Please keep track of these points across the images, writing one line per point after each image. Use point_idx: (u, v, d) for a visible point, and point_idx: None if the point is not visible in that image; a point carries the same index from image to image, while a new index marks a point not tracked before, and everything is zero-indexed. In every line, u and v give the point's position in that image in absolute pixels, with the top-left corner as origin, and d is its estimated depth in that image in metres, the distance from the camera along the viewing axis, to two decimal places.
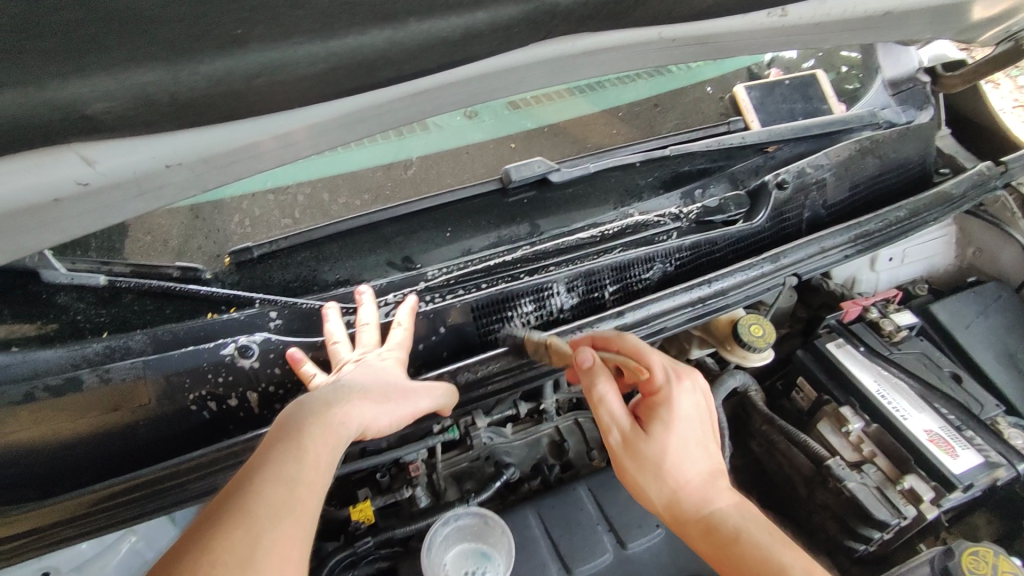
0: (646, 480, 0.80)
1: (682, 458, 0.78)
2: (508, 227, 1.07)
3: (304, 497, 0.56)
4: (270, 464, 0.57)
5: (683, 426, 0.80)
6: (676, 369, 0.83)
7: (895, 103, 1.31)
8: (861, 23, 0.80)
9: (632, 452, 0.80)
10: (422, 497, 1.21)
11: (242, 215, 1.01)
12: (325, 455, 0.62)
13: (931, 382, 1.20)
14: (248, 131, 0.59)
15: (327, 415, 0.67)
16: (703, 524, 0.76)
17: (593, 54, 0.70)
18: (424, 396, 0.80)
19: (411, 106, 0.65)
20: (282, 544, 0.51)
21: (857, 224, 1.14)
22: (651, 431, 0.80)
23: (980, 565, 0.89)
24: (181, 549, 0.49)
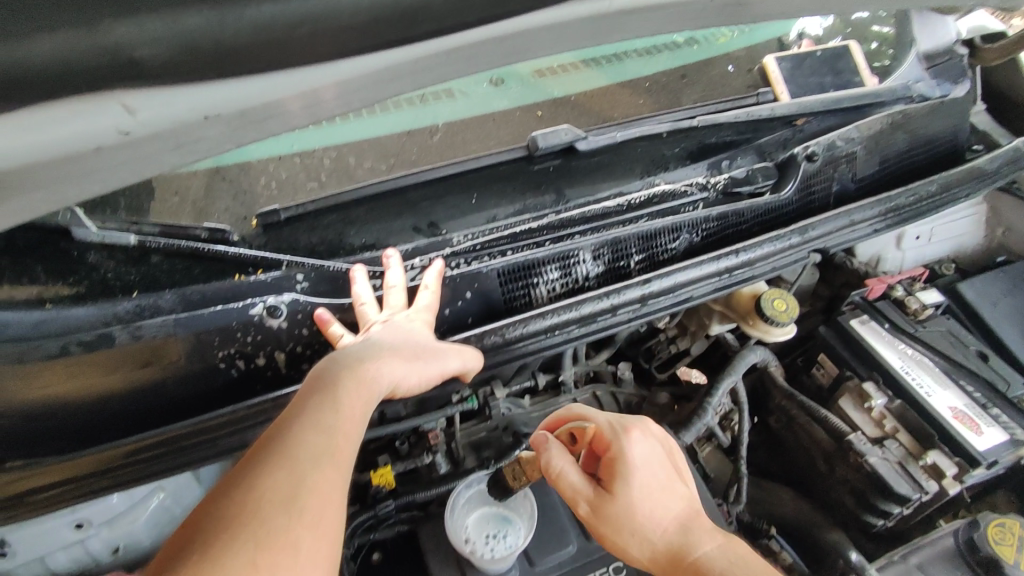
0: (626, 542, 0.85)
1: (652, 509, 0.84)
2: (533, 196, 1.06)
3: (341, 444, 0.59)
4: (307, 413, 0.60)
5: (645, 476, 0.86)
6: (621, 423, 0.89)
7: (930, 77, 1.28)
8: None
9: (606, 515, 0.85)
10: (442, 464, 1.23)
11: (269, 177, 1.02)
12: (359, 406, 0.64)
13: (956, 360, 1.20)
14: (283, 85, 0.59)
15: (360, 369, 0.69)
16: (691, 571, 0.81)
17: (632, 14, 0.68)
18: (452, 356, 0.80)
19: (446, 64, 0.65)
20: (323, 485, 0.53)
21: (887, 198, 1.12)
22: (616, 491, 0.85)
23: (1005, 536, 0.90)
24: (227, 488, 0.52)
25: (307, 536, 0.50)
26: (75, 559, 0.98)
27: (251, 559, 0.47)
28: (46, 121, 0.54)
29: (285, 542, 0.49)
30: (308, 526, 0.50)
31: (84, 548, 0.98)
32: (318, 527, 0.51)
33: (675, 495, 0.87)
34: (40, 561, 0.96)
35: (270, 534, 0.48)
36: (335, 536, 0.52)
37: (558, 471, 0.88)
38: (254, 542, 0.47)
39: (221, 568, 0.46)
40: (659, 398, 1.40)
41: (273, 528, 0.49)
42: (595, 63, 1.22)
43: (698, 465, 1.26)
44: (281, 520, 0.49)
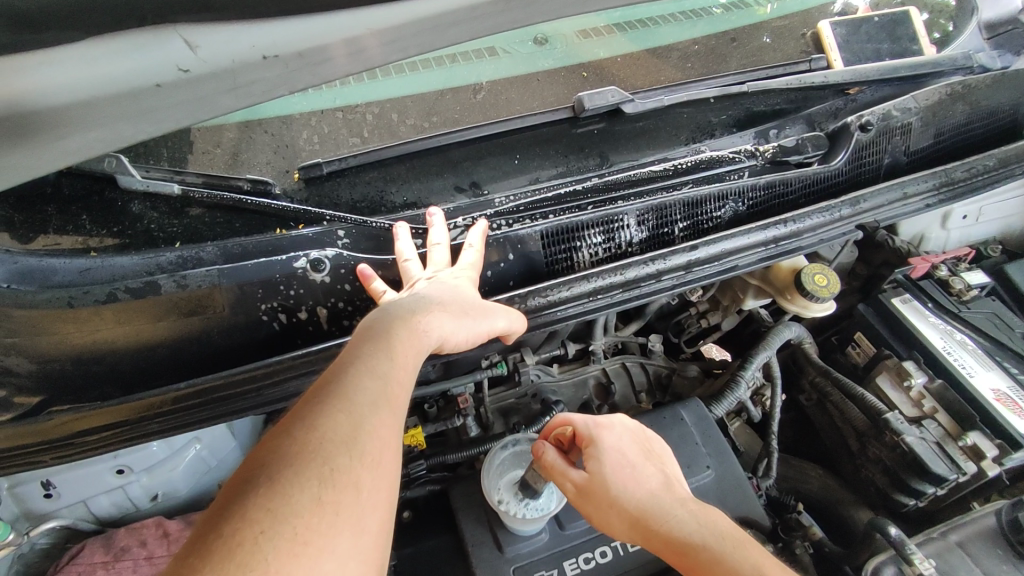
0: (608, 517, 0.81)
1: (623, 482, 0.81)
2: (576, 159, 1.04)
3: (395, 393, 0.59)
4: (361, 361, 0.60)
5: (618, 456, 0.84)
6: (594, 415, 0.88)
7: (991, 47, 1.23)
8: None
9: (588, 493, 0.83)
10: (472, 427, 1.23)
11: (310, 131, 1.00)
12: (410, 359, 0.65)
13: (1001, 342, 1.17)
14: (342, 25, 0.59)
15: (412, 321, 0.69)
16: (668, 542, 0.76)
17: None
18: (500, 316, 0.80)
19: (506, 11, 0.65)
20: (381, 430, 0.54)
21: (941, 172, 1.08)
22: (591, 472, 0.83)
23: None
24: (288, 426, 0.51)
25: (368, 477, 0.50)
26: (115, 505, 1.00)
27: (317, 495, 0.46)
28: (109, 52, 0.53)
29: (349, 481, 0.49)
30: (368, 468, 0.50)
31: (125, 495, 0.99)
32: (378, 470, 0.51)
33: (650, 470, 0.83)
34: (83, 505, 0.98)
35: (335, 472, 0.48)
36: (391, 480, 0.53)
37: (541, 463, 0.87)
38: (320, 478, 0.47)
39: (290, 500, 0.45)
40: (688, 370, 1.40)
41: (337, 466, 0.49)
42: (623, 27, 1.16)
43: (728, 438, 1.24)
44: (343, 459, 0.49)
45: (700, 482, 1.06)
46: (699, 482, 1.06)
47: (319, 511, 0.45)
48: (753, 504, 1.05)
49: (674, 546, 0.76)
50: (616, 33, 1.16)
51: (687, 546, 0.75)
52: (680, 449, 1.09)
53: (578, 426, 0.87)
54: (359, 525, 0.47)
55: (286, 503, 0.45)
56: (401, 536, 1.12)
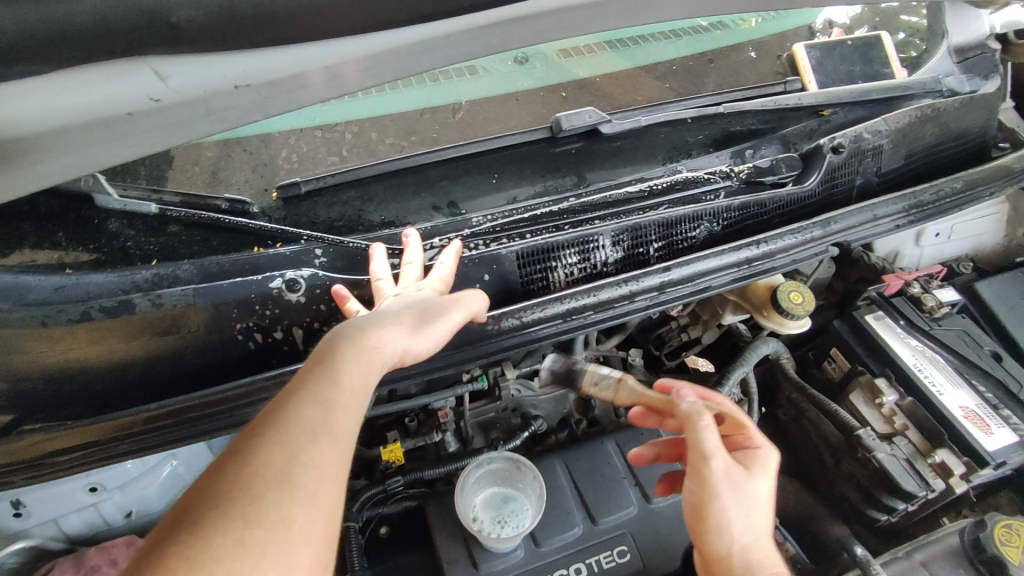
0: (737, 518, 0.75)
1: (764, 508, 0.77)
2: (553, 178, 1.06)
3: (343, 414, 0.57)
4: (304, 382, 0.57)
5: (771, 491, 0.81)
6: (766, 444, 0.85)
7: (959, 71, 1.26)
8: None
9: (739, 484, 0.76)
10: (451, 442, 1.24)
11: (289, 150, 1.01)
12: (362, 373, 0.62)
13: (970, 360, 1.18)
14: (312, 57, 0.59)
15: (361, 339, 0.64)
16: None
17: None
18: (455, 311, 0.79)
19: (477, 40, 0.65)
20: (320, 459, 0.52)
21: (911, 194, 1.11)
22: (758, 481, 0.78)
23: (1012, 538, 0.89)
24: (221, 462, 0.50)
25: (302, 512, 0.49)
26: (88, 522, 1.00)
27: (241, 537, 0.45)
28: (79, 82, 0.54)
29: (279, 519, 0.47)
30: (302, 502, 0.49)
31: (97, 512, 0.99)
32: (315, 503, 0.50)
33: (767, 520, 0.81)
34: (54, 523, 0.98)
35: (262, 511, 0.47)
36: (332, 510, 0.51)
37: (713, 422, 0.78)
38: (245, 519, 0.46)
39: (209, 547, 0.44)
40: (669, 385, 1.41)
41: (265, 504, 0.47)
42: (614, 45, 1.18)
43: None
44: (273, 496, 0.48)
45: (674, 499, 1.06)
46: (674, 499, 1.06)
47: (241, 556, 0.44)
48: None
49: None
50: (597, 53, 1.17)
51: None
52: (657, 466, 1.10)
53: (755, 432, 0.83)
54: (289, 566, 0.46)
55: (204, 552, 0.44)
56: (376, 552, 1.12)
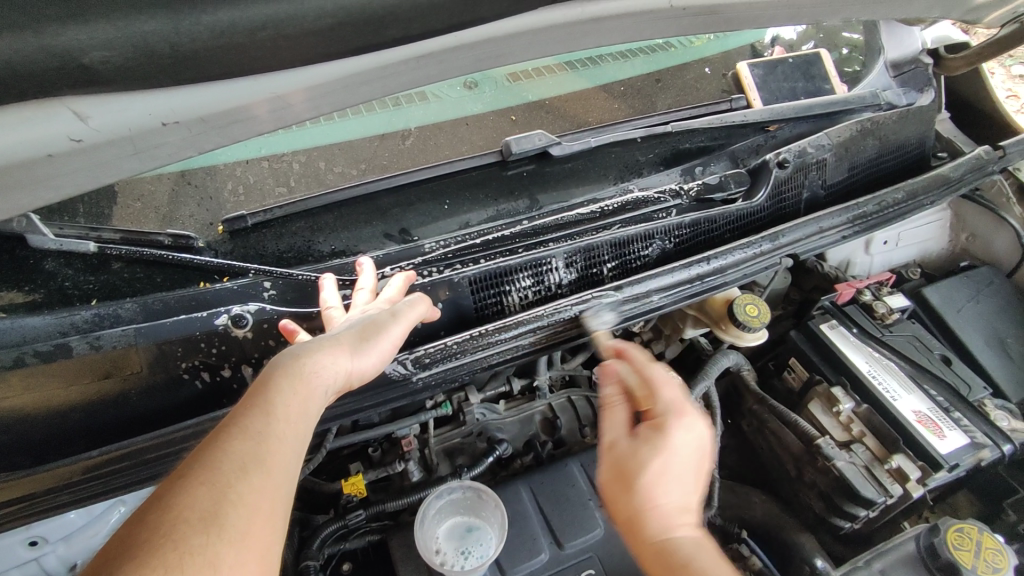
0: (616, 493, 0.74)
1: (655, 480, 0.71)
2: (506, 202, 1.06)
3: (274, 450, 0.57)
4: (234, 422, 0.57)
5: (675, 457, 0.73)
6: (682, 404, 0.77)
7: (897, 85, 1.32)
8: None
9: (618, 455, 0.76)
10: (415, 471, 1.20)
11: (236, 182, 0.99)
12: (296, 404, 0.62)
13: (920, 363, 1.19)
14: (244, 92, 0.59)
15: (298, 365, 0.65)
16: (658, 547, 0.68)
17: (602, 21, 0.70)
18: (394, 323, 0.77)
19: (414, 70, 0.65)
20: (248, 497, 0.52)
21: (855, 205, 1.14)
22: (639, 451, 0.74)
23: (963, 541, 0.90)
24: (144, 510, 0.49)
25: (230, 553, 0.48)
26: None
27: None
28: None
29: (205, 563, 0.46)
30: (230, 543, 0.48)
31: (40, 566, 0.94)
32: (245, 544, 0.50)
33: (695, 491, 0.73)
34: None
35: (187, 556, 0.46)
36: (263, 551, 0.51)
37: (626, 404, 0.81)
38: (170, 565, 0.45)
39: None
40: None
41: (190, 548, 0.46)
42: (574, 66, 1.20)
43: None
44: (198, 539, 0.47)
45: None
46: None
47: None
48: None
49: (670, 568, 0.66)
50: (546, 75, 1.17)
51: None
52: None
53: (655, 409, 0.77)
54: None
55: None
56: None
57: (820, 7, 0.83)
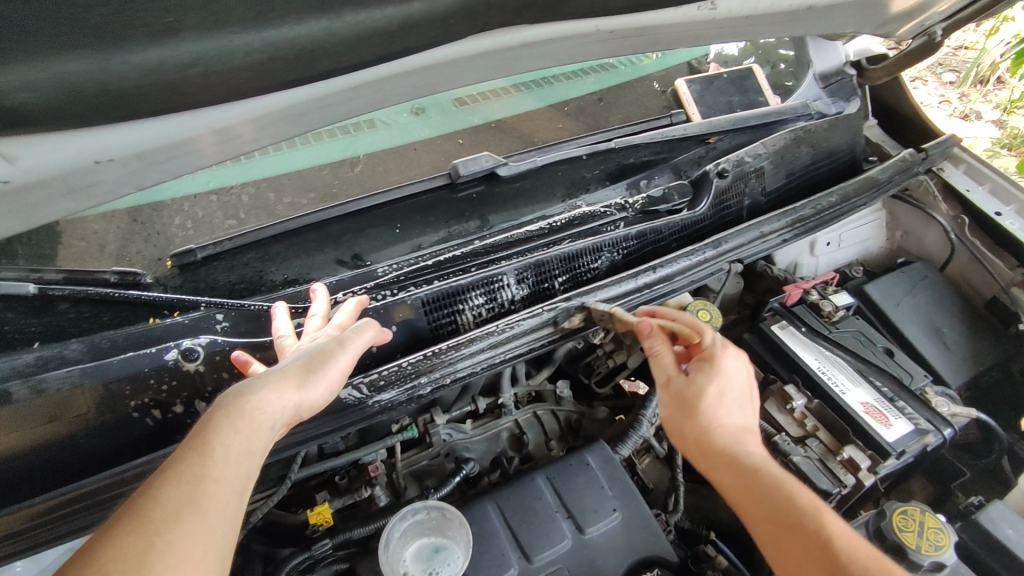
0: (681, 418, 0.86)
1: (717, 403, 0.85)
2: (457, 223, 1.07)
3: (210, 492, 0.59)
4: (171, 467, 0.60)
5: (727, 382, 0.87)
6: (725, 340, 0.91)
7: (826, 95, 1.39)
8: (786, 18, 0.91)
9: (676, 388, 0.88)
10: (382, 497, 1.19)
11: (184, 217, 0.99)
12: (238, 443, 0.64)
13: (865, 357, 1.23)
14: (179, 127, 0.60)
15: (240, 404, 0.67)
16: (731, 457, 0.80)
17: (532, 46, 0.74)
18: (341, 353, 0.78)
19: (352, 99, 0.68)
20: (178, 545, 0.55)
21: (791, 210, 1.20)
22: (695, 381, 0.87)
23: (908, 523, 0.94)
24: (79, 559, 0.52)
25: None
26: None
27: None
28: None
29: None
30: None
31: None
32: None
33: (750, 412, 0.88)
34: None
35: None
36: None
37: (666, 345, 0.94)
38: None
39: None
40: (598, 412, 1.43)
41: None
42: (527, 87, 1.23)
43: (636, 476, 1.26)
44: None
45: (607, 526, 1.07)
46: (606, 526, 1.07)
47: None
48: (660, 540, 1.07)
49: (739, 472, 0.79)
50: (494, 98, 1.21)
51: (781, 495, 0.75)
52: (587, 494, 1.11)
53: (703, 341, 0.91)
54: None
55: None
56: None
57: (739, 26, 0.89)
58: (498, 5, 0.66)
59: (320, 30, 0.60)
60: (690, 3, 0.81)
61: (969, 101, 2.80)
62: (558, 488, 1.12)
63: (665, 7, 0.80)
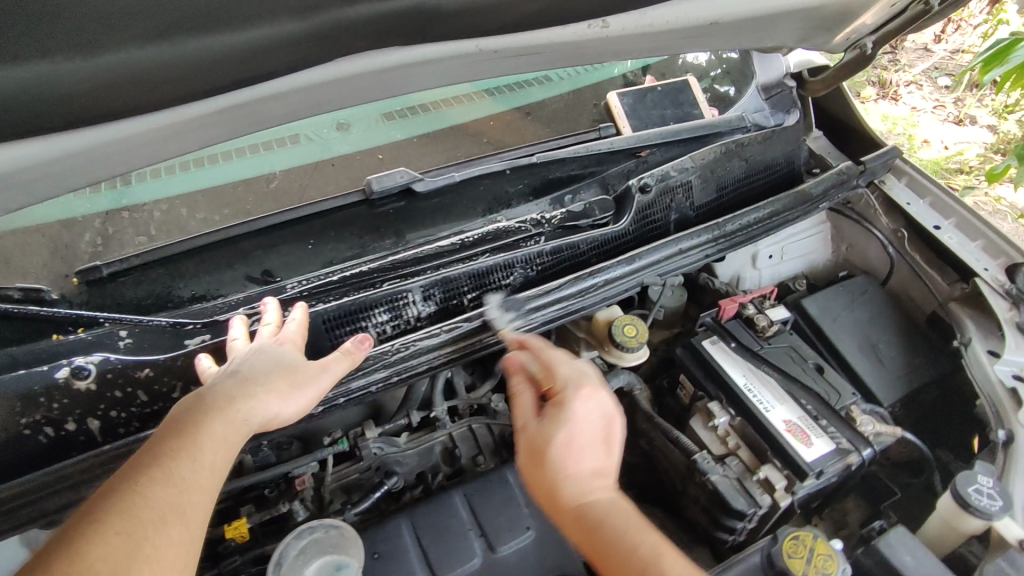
0: (530, 469, 0.84)
1: (567, 451, 0.82)
2: (372, 239, 1.07)
3: (192, 497, 0.69)
4: (163, 467, 0.69)
5: (580, 426, 0.84)
6: (579, 379, 0.89)
7: (767, 107, 1.37)
8: (690, 31, 0.89)
9: (531, 438, 0.86)
10: (301, 511, 1.21)
11: (94, 233, 0.99)
12: (217, 455, 0.75)
13: (792, 374, 1.23)
14: (27, 154, 0.62)
15: (230, 408, 0.79)
16: (576, 511, 0.79)
17: (411, 67, 0.73)
18: (323, 374, 0.88)
19: (217, 123, 0.69)
20: (163, 548, 0.63)
21: (717, 224, 1.19)
22: (545, 428, 0.85)
23: (798, 549, 0.92)
24: (71, 534, 0.60)
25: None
26: None
27: None
28: None
29: None
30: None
31: None
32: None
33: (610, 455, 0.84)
34: None
35: None
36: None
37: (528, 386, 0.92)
38: None
39: None
40: None
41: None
42: (492, 92, 1.24)
43: None
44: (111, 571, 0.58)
45: (519, 544, 1.09)
46: (519, 544, 1.09)
47: None
48: (570, 558, 1.10)
49: (582, 523, 0.78)
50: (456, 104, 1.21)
51: (623, 544, 0.75)
52: (503, 512, 1.12)
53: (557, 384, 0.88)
54: None
55: None
56: None
57: (639, 43, 0.88)
58: (352, 26, 0.67)
59: (158, 56, 0.62)
60: (580, 20, 0.80)
61: (964, 108, 3.00)
62: (475, 504, 1.13)
63: (555, 24, 0.78)
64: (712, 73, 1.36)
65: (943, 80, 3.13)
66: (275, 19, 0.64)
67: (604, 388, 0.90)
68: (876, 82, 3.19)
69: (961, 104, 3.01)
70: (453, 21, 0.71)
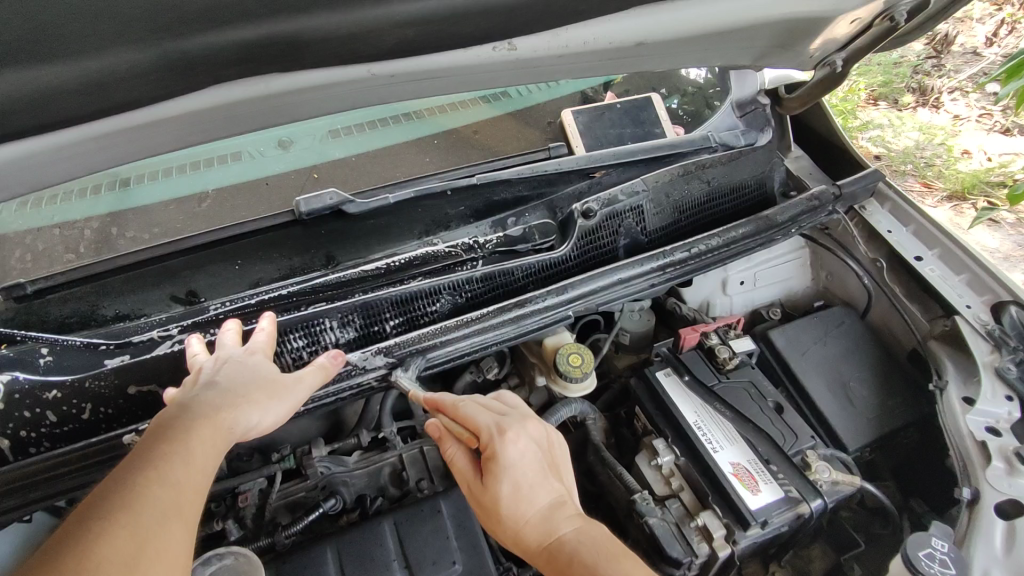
0: (494, 523, 0.82)
1: (516, 503, 0.80)
2: (301, 258, 1.06)
3: (189, 500, 0.66)
4: (156, 469, 0.66)
5: (515, 474, 0.81)
6: (500, 423, 0.84)
7: (741, 125, 1.29)
8: (617, 53, 0.81)
9: (481, 499, 0.83)
10: (234, 531, 1.19)
11: (24, 249, 1.02)
12: (210, 457, 0.72)
13: (748, 415, 1.15)
14: None
15: (214, 419, 0.75)
16: (545, 555, 0.78)
17: (296, 95, 0.69)
18: (299, 390, 0.85)
19: (75, 157, 0.68)
20: (170, 544, 0.61)
21: (665, 252, 1.13)
22: (488, 485, 0.82)
23: None
24: (64, 547, 0.55)
25: None
26: None
27: None
28: None
29: None
30: None
31: None
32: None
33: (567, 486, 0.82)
34: None
35: None
36: None
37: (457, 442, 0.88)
38: None
39: None
40: None
41: None
42: (489, 100, 1.23)
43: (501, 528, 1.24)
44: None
45: None
46: None
47: None
48: None
49: (552, 564, 0.77)
50: (452, 110, 1.21)
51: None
52: (429, 545, 1.09)
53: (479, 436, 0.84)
54: None
55: None
56: None
57: (558, 65, 0.80)
58: (202, 59, 0.64)
59: None
60: (484, 43, 0.73)
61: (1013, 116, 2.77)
62: (403, 535, 1.10)
63: (453, 48, 0.73)
64: (711, 90, 1.29)
65: (993, 86, 2.90)
66: (113, 51, 0.62)
67: (522, 418, 0.86)
68: (914, 90, 2.99)
69: (1011, 113, 2.77)
70: (326, 46, 0.67)
